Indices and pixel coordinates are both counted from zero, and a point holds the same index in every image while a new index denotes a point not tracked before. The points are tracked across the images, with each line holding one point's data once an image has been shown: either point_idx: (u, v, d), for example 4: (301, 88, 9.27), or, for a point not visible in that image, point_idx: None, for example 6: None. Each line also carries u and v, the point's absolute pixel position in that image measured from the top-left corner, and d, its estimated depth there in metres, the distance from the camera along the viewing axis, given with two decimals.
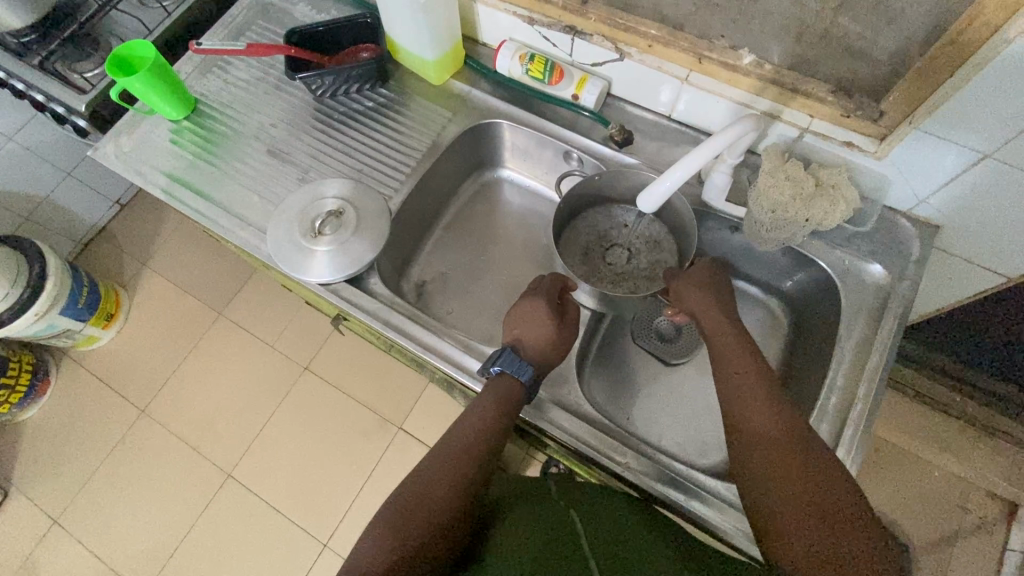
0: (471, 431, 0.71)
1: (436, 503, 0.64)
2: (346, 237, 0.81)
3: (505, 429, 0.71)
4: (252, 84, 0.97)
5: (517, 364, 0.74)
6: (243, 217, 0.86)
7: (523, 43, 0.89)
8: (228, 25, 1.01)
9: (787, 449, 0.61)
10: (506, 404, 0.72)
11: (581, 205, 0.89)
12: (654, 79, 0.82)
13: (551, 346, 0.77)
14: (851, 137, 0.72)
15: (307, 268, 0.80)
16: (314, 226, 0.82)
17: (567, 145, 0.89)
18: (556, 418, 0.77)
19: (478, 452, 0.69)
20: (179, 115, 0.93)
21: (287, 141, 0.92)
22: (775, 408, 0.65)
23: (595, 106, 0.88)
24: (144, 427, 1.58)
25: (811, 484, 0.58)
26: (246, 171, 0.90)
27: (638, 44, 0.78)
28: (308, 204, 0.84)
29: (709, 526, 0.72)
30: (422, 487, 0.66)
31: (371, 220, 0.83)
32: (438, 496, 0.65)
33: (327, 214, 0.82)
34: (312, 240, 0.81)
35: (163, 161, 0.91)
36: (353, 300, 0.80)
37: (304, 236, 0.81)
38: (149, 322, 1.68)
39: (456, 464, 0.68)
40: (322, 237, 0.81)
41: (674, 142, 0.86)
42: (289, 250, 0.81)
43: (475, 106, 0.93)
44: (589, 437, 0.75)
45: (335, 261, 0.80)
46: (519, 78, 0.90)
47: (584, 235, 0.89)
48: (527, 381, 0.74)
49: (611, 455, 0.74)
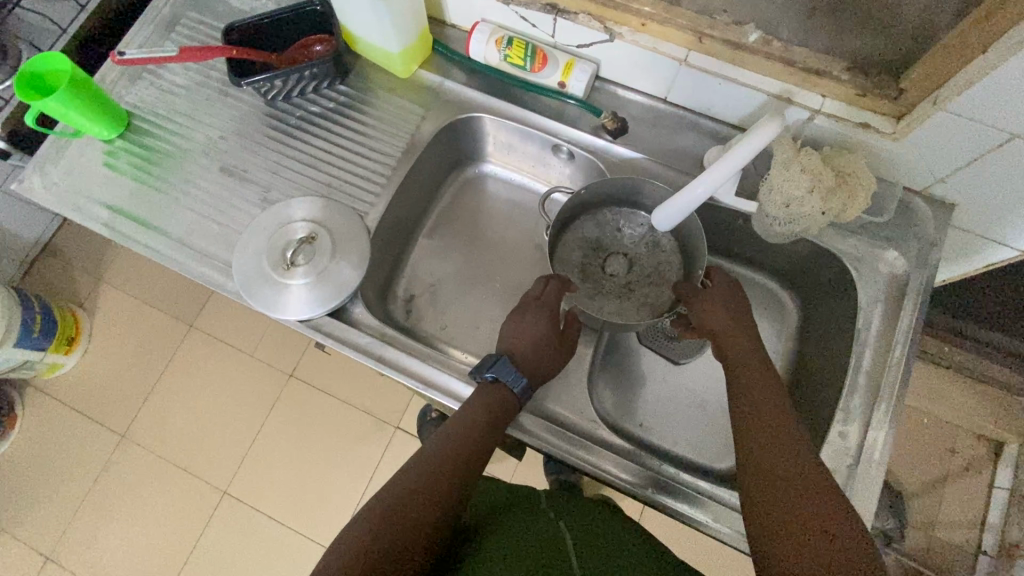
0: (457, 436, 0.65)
1: (412, 514, 0.58)
2: (322, 265, 0.73)
3: (493, 434, 0.66)
4: (192, 90, 0.85)
5: (514, 374, 0.69)
6: (205, 251, 0.77)
7: (498, 23, 0.79)
8: (155, 20, 0.88)
9: (782, 439, 0.59)
10: (495, 416, 0.67)
11: (577, 212, 0.82)
12: (648, 60, 0.74)
13: (543, 355, 0.73)
14: (867, 118, 0.66)
15: (282, 305, 0.72)
16: (285, 256, 0.73)
17: (555, 138, 0.81)
18: (577, 445, 0.70)
19: (461, 461, 0.64)
20: (112, 133, 0.82)
21: (241, 156, 0.82)
22: (784, 407, 0.63)
23: (583, 94, 0.79)
24: (128, 451, 1.50)
25: (801, 473, 0.55)
26: (200, 195, 0.80)
27: (628, 22, 0.70)
28: (275, 231, 0.75)
29: (700, 526, 0.68)
30: (397, 491, 0.60)
31: (346, 241, 0.75)
32: (412, 503, 0.59)
33: (298, 242, 0.73)
34: (285, 273, 0.73)
35: (101, 190, 0.80)
36: (338, 334, 0.73)
37: (275, 270, 0.73)
38: (115, 341, 1.57)
39: (437, 472, 0.62)
40: (295, 269, 0.73)
41: (671, 128, 0.79)
42: (260, 285, 0.73)
43: (449, 99, 0.84)
44: (634, 477, 0.69)
45: (313, 294, 0.72)
46: (498, 66, 0.80)
47: (578, 252, 0.83)
48: (521, 393, 0.69)
49: (656, 494, 0.69)
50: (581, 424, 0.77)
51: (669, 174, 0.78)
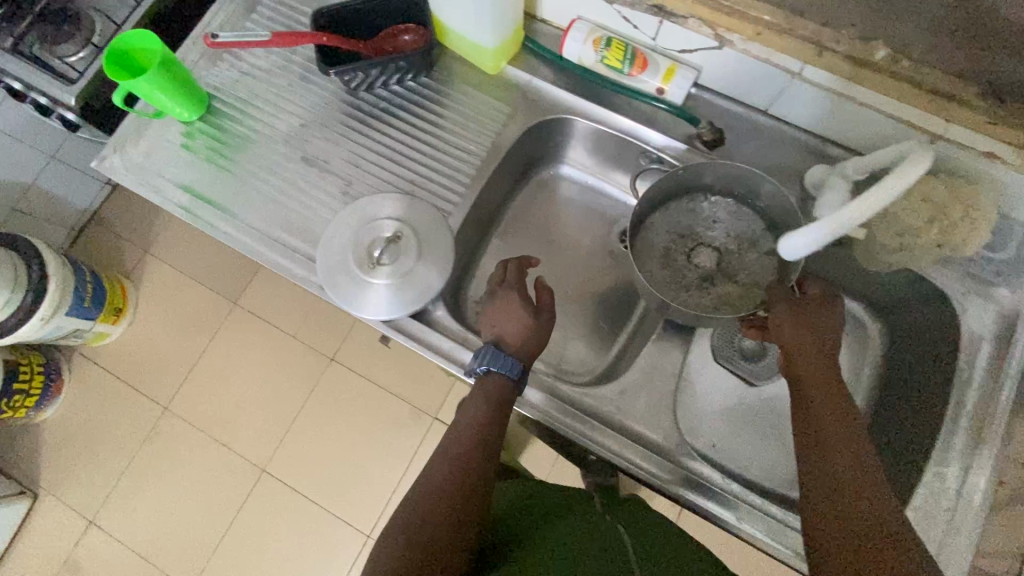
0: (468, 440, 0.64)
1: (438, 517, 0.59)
2: (408, 267, 0.72)
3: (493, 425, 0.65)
4: (274, 74, 0.83)
5: (503, 362, 0.66)
6: (287, 242, 0.76)
7: (596, 22, 0.76)
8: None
9: (836, 458, 0.56)
10: (495, 408, 0.65)
11: (672, 195, 0.80)
12: (756, 70, 0.70)
13: (529, 334, 0.70)
14: (995, 147, 0.62)
15: (365, 304, 0.71)
16: (370, 254, 0.72)
17: (644, 144, 0.79)
18: (659, 467, 0.70)
19: (474, 461, 0.63)
20: (193, 115, 0.80)
21: (323, 146, 0.80)
22: (846, 418, 0.58)
23: (680, 101, 0.75)
24: (170, 424, 1.53)
25: (858, 494, 0.53)
26: (282, 185, 0.79)
27: (743, 30, 0.66)
28: (361, 227, 0.74)
29: (766, 547, 0.68)
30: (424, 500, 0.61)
31: (433, 243, 0.73)
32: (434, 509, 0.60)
33: (385, 241, 0.71)
34: (370, 272, 0.71)
35: (183, 173, 0.80)
36: (419, 336, 0.72)
37: (360, 267, 0.72)
38: (160, 314, 1.59)
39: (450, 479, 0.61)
40: (380, 268, 0.72)
41: (769, 143, 0.76)
42: (343, 282, 0.71)
43: (536, 98, 0.81)
44: (707, 496, 0.69)
45: (396, 296, 0.71)
46: (592, 67, 0.77)
47: (663, 236, 0.82)
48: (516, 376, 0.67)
49: (731, 516, 0.68)
50: (658, 441, 0.75)
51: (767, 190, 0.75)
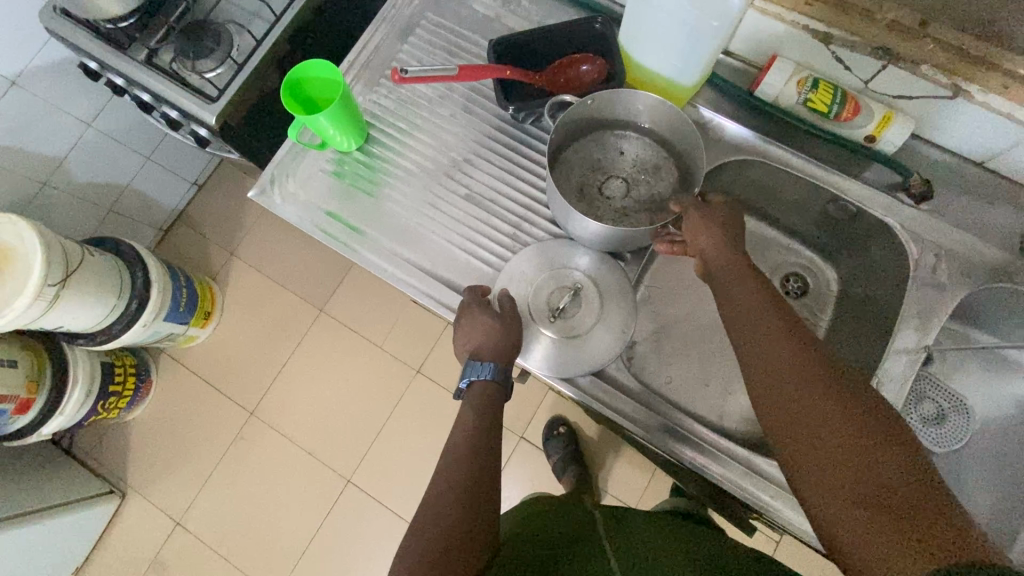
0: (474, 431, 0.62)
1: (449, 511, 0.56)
2: (587, 325, 0.70)
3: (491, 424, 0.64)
4: (436, 104, 0.79)
5: (479, 368, 0.66)
6: (454, 284, 0.74)
7: (798, 60, 0.70)
8: (392, 20, 0.81)
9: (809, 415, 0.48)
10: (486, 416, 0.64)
11: (583, 127, 0.73)
12: (989, 122, 0.64)
13: (505, 356, 0.66)
14: None
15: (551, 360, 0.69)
16: (551, 306, 0.71)
17: (839, 191, 0.71)
18: None
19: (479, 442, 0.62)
20: (353, 145, 0.77)
21: (488, 183, 0.76)
22: (790, 337, 0.53)
23: (891, 149, 0.69)
24: (256, 429, 1.52)
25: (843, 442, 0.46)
26: (445, 223, 0.75)
27: (989, 82, 0.60)
28: (549, 279, 0.72)
29: None
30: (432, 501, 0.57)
31: (618, 301, 0.71)
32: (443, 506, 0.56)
33: (569, 297, 0.70)
34: (552, 325, 0.70)
35: (342, 208, 0.77)
36: (590, 393, 0.70)
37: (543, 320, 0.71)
38: (245, 318, 1.57)
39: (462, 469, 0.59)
40: (555, 322, 0.70)
41: (980, 198, 0.70)
42: (515, 331, 0.68)
43: (718, 137, 0.74)
44: None
45: (577, 353, 0.69)
46: (788, 107, 0.71)
47: (577, 170, 0.74)
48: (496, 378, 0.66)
49: None
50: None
51: (980, 252, 0.68)
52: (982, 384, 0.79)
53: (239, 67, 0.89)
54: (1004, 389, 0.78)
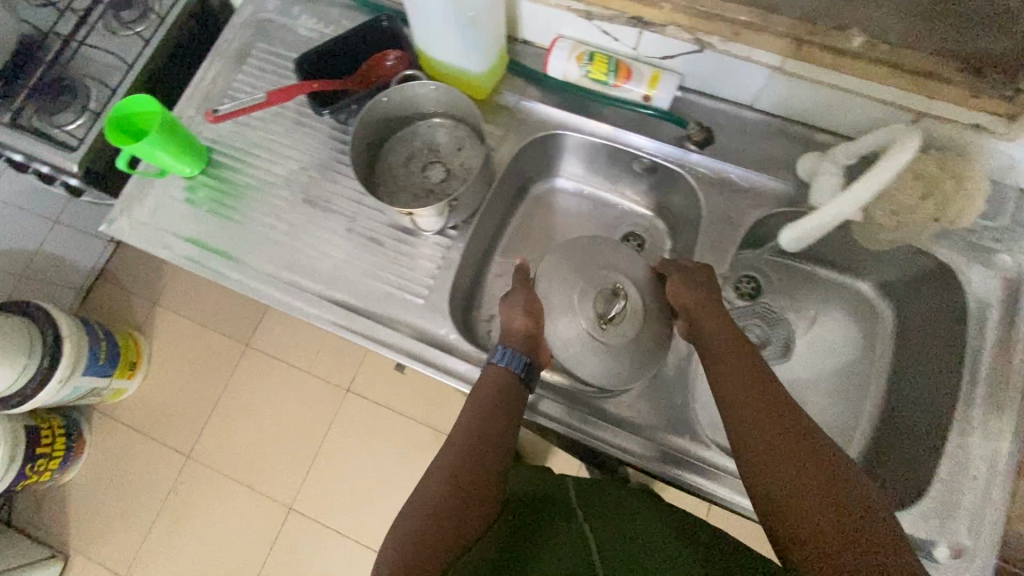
0: (469, 438, 0.64)
1: (446, 488, 0.60)
2: (635, 334, 0.69)
3: (505, 417, 0.66)
4: (269, 122, 0.84)
5: (509, 356, 0.68)
6: (296, 283, 0.78)
7: (577, 38, 0.78)
8: (224, 52, 0.88)
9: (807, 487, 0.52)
10: (496, 405, 0.66)
11: (431, 108, 0.79)
12: (738, 69, 0.72)
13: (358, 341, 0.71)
14: (978, 118, 0.65)
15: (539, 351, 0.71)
16: (601, 311, 0.69)
17: (637, 151, 0.80)
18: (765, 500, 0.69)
19: (490, 431, 0.65)
20: (194, 170, 0.82)
21: (320, 186, 0.81)
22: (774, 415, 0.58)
23: (667, 106, 0.77)
24: (194, 471, 1.53)
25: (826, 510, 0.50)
26: (284, 229, 0.80)
27: (723, 31, 0.68)
28: (591, 285, 0.70)
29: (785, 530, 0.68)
30: (447, 470, 0.62)
31: (648, 324, 0.70)
32: (451, 481, 0.61)
33: (620, 302, 0.68)
34: (601, 331, 0.68)
35: (189, 228, 0.82)
36: (426, 359, 0.74)
37: (387, 299, 0.77)
38: (174, 364, 1.59)
39: (452, 471, 0.61)
40: (608, 328, 0.68)
41: (759, 136, 0.78)
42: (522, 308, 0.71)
43: (527, 118, 0.83)
44: None
45: (608, 361, 0.68)
46: (577, 82, 0.79)
47: (416, 142, 0.80)
48: (520, 370, 0.68)
49: None
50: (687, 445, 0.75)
51: (758, 184, 0.76)
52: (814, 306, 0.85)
53: (96, 116, 0.95)
54: (825, 306, 0.85)
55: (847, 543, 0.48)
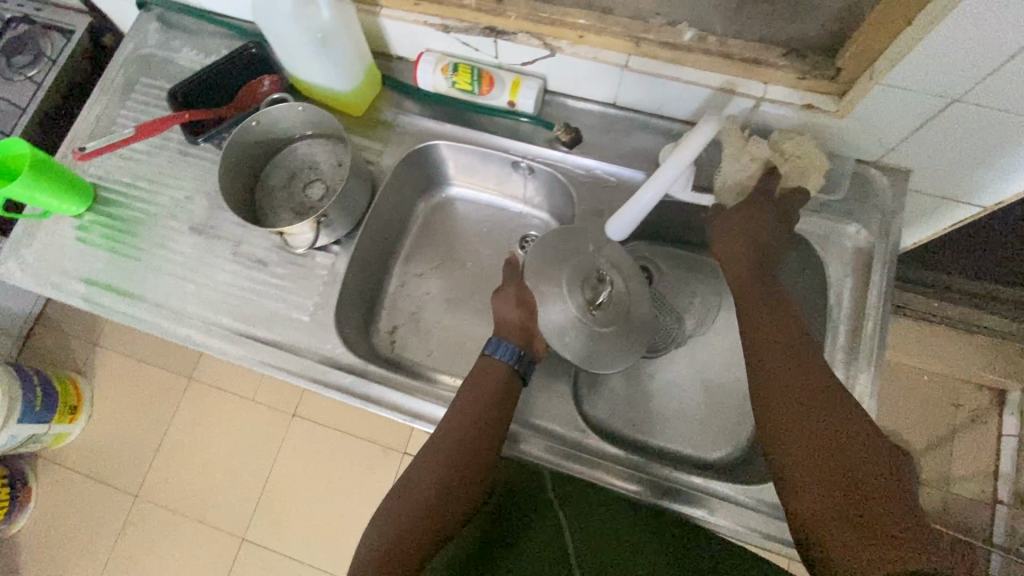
0: (458, 429, 0.68)
1: (438, 481, 0.65)
2: (619, 322, 0.74)
3: (494, 416, 0.68)
4: (154, 155, 0.86)
5: (505, 350, 0.72)
6: (184, 311, 0.78)
7: (442, 51, 0.80)
8: (109, 91, 0.90)
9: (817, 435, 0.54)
10: (488, 402, 0.69)
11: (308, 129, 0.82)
12: (591, 70, 0.75)
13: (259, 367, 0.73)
14: (810, 98, 0.68)
15: (533, 342, 0.74)
16: (589, 297, 0.73)
17: (513, 155, 0.83)
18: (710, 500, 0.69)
19: (481, 430, 0.67)
20: (81, 208, 0.84)
21: (208, 213, 0.83)
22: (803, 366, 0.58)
23: (534, 110, 0.80)
24: (144, 510, 1.50)
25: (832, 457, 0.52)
26: (173, 259, 0.81)
27: (567, 35, 0.71)
28: (578, 274, 0.73)
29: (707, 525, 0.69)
30: (439, 461, 0.66)
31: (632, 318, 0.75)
32: (442, 473, 0.65)
33: (608, 288, 0.72)
34: (591, 317, 0.72)
35: (78, 266, 0.82)
36: (309, 374, 0.74)
37: (273, 319, 0.77)
38: (118, 403, 1.57)
39: (442, 457, 0.66)
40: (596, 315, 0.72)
41: (625, 131, 0.81)
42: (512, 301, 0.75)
43: (406, 131, 0.85)
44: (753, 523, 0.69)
45: (591, 344, 0.72)
46: (447, 92, 0.82)
47: (297, 163, 0.83)
48: (513, 361, 0.72)
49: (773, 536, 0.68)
50: (564, 432, 0.76)
51: (626, 177, 0.80)
52: (701, 291, 0.89)
53: None
54: (710, 290, 0.88)
55: (842, 490, 0.50)
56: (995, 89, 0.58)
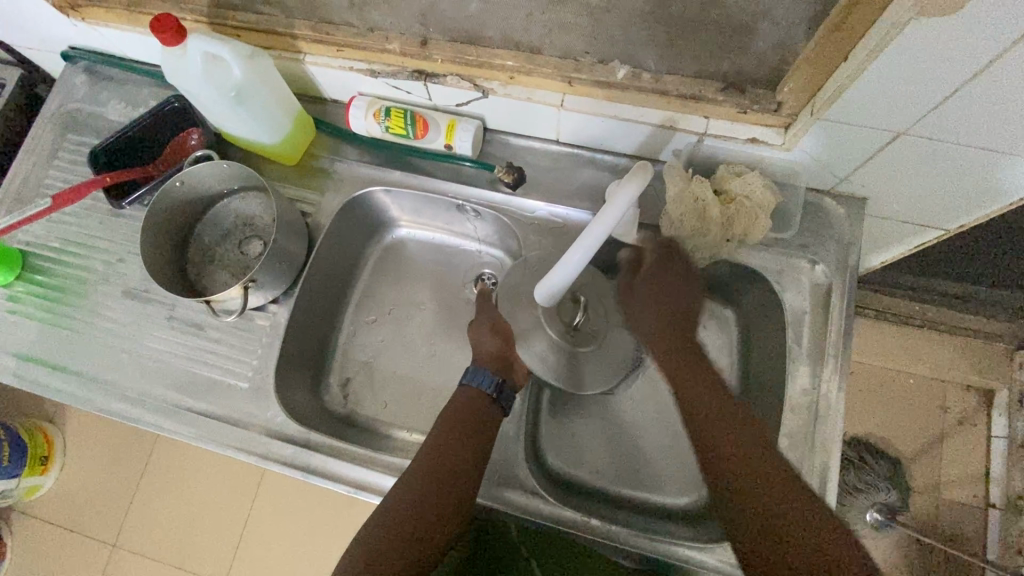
0: (431, 459, 0.63)
1: (409, 518, 0.59)
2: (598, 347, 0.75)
3: (472, 445, 0.64)
4: (83, 217, 0.82)
5: (482, 376, 0.68)
6: (120, 383, 0.75)
7: (374, 94, 0.77)
8: (35, 151, 0.86)
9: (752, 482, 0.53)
10: (467, 427, 0.65)
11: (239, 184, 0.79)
12: (527, 109, 0.71)
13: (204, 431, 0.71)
14: (754, 132, 0.65)
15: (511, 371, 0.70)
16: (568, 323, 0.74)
17: (456, 199, 0.79)
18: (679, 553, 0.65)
19: (460, 460, 0.63)
20: (10, 278, 0.80)
21: (143, 277, 0.79)
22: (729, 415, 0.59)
23: (473, 153, 0.77)
24: (122, 560, 1.43)
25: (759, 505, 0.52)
26: (108, 326, 0.78)
27: (498, 77, 0.67)
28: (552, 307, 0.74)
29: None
30: (413, 492, 0.61)
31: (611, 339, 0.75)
32: (415, 508, 0.60)
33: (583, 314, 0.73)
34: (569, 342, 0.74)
35: (10, 339, 0.79)
36: (250, 446, 0.71)
37: (214, 387, 0.74)
38: (88, 452, 1.51)
39: (422, 488, 0.61)
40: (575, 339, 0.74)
41: (571, 168, 0.78)
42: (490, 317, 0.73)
43: (345, 177, 0.81)
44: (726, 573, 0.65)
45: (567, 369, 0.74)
46: (382, 137, 0.78)
47: (230, 219, 0.80)
48: (490, 388, 0.67)
49: None
50: (515, 497, 0.69)
51: (574, 217, 0.76)
52: None
53: None
54: None
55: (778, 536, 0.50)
56: (943, 122, 0.54)
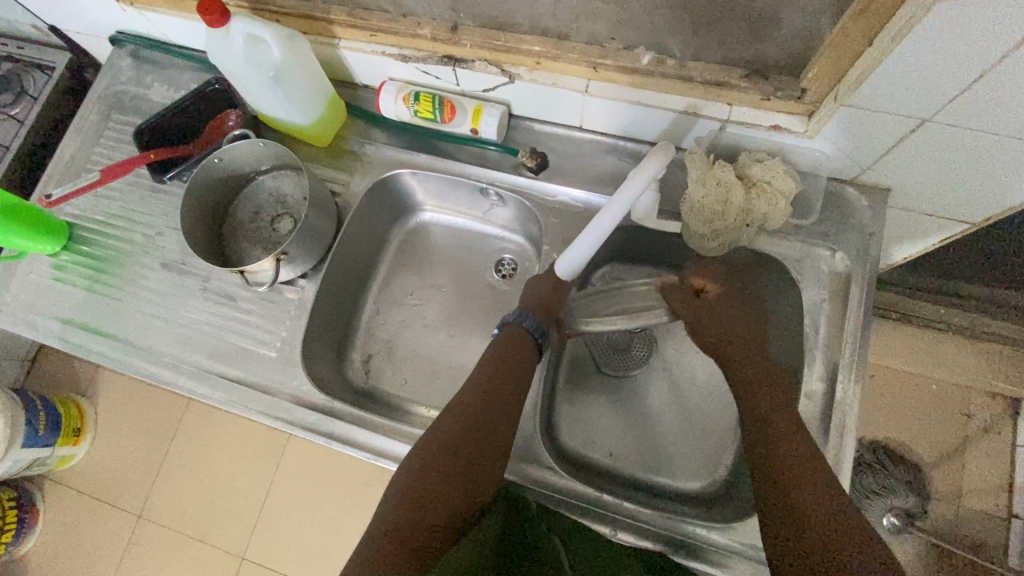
0: (470, 407, 0.63)
1: (446, 461, 0.59)
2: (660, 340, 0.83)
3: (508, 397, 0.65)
4: (126, 192, 0.86)
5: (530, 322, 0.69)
6: (156, 348, 0.79)
7: (404, 79, 0.80)
8: (84, 130, 0.91)
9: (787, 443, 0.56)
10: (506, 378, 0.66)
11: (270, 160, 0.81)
12: (552, 94, 0.73)
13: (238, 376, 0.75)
14: (777, 119, 0.66)
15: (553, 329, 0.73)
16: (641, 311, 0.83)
17: (481, 182, 0.81)
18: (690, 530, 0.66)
19: (498, 410, 0.64)
20: (56, 247, 0.85)
21: (180, 249, 0.83)
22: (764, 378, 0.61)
23: (498, 137, 0.79)
24: (146, 530, 1.48)
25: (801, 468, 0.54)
26: (146, 295, 0.82)
27: (525, 62, 0.69)
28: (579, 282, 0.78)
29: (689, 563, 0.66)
30: (451, 434, 0.61)
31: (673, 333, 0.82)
32: (452, 449, 0.60)
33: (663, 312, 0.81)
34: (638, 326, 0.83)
35: (55, 304, 0.83)
36: (276, 412, 0.74)
37: (244, 356, 0.77)
38: (118, 425, 1.56)
39: (462, 433, 0.61)
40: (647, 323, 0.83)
41: (593, 154, 0.79)
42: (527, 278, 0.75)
43: (373, 159, 0.84)
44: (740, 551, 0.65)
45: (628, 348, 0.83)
46: (411, 121, 0.81)
47: (263, 196, 0.83)
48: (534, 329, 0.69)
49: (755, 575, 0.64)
50: (530, 470, 0.71)
51: (595, 202, 0.78)
52: None
53: None
54: None
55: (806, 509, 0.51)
56: (966, 109, 0.54)
